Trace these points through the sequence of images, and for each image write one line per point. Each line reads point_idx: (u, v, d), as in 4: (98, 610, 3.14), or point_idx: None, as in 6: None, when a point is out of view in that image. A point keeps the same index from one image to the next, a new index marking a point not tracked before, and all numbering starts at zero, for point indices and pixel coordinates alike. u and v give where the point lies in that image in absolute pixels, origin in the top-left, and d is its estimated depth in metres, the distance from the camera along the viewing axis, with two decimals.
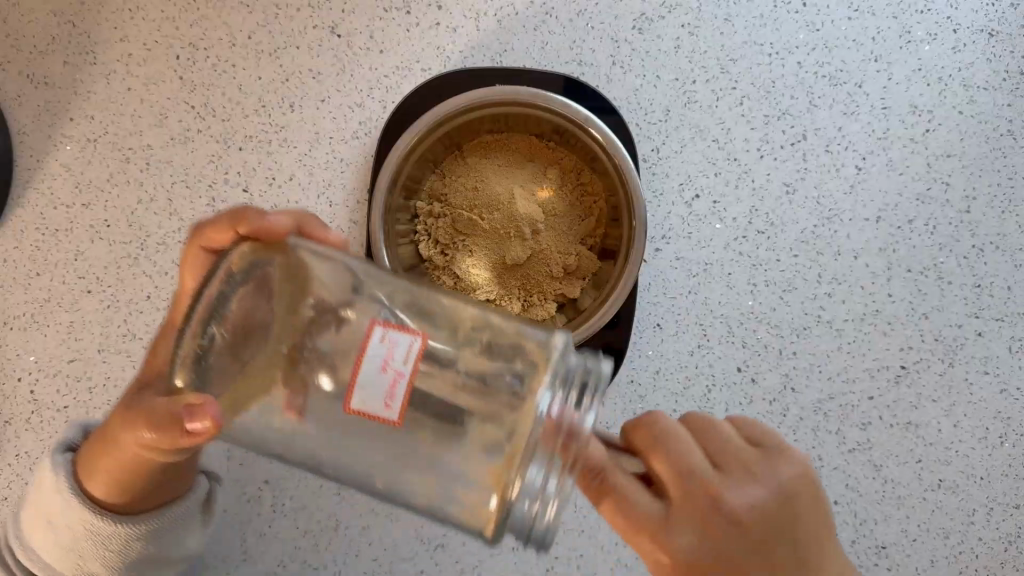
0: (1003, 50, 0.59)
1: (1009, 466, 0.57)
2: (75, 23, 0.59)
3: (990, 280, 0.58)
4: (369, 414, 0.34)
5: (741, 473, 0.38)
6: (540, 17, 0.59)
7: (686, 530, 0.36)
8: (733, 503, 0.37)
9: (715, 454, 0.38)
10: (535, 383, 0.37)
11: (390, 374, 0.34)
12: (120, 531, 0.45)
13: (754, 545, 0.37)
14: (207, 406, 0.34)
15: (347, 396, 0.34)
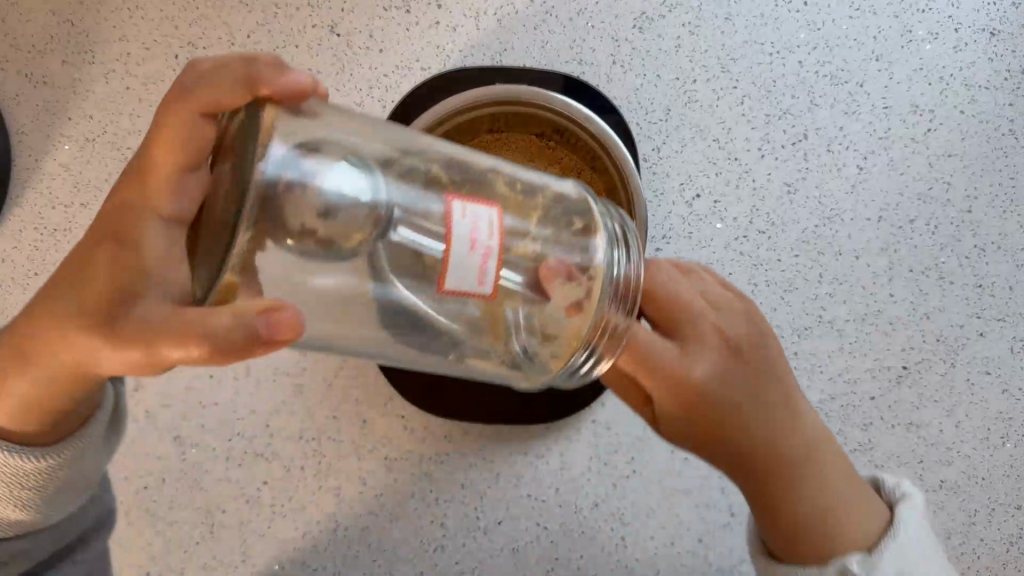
0: (1004, 49, 0.59)
1: (1010, 467, 0.57)
2: (75, 23, 0.59)
3: (991, 280, 0.58)
4: (463, 290, 0.37)
5: (722, 310, 0.46)
6: (540, 16, 0.59)
7: (689, 363, 0.43)
8: (729, 333, 0.45)
9: (708, 298, 0.46)
10: (592, 241, 0.43)
11: (480, 251, 0.36)
12: (37, 464, 0.41)
13: (743, 369, 0.44)
14: (286, 310, 0.30)
15: (442, 277, 0.36)
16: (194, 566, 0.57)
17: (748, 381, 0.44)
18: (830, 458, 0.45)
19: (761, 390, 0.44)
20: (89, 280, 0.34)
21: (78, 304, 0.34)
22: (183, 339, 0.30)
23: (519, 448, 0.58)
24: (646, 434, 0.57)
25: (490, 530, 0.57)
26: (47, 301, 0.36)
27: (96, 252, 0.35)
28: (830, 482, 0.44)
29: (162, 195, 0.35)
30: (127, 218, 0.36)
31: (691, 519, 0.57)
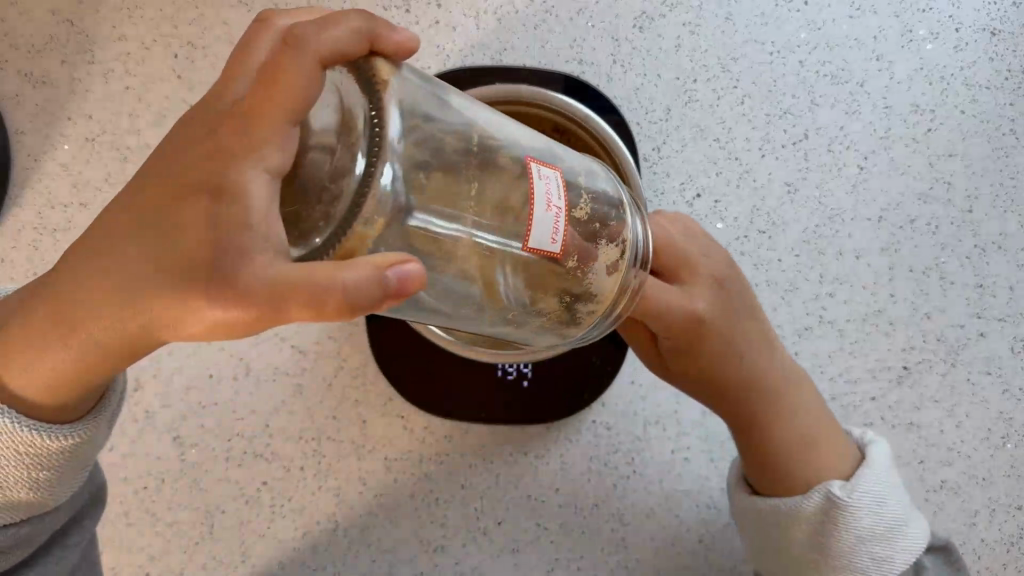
0: (1005, 49, 0.59)
1: (1011, 467, 0.57)
2: (75, 23, 0.59)
3: (992, 280, 0.58)
4: (538, 250, 0.38)
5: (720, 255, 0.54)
6: (540, 16, 0.59)
7: (693, 307, 0.52)
8: (726, 272, 0.54)
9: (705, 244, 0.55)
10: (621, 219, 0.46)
11: (554, 211, 0.37)
12: (76, 439, 0.42)
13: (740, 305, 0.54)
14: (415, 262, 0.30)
15: (527, 235, 0.36)
16: (194, 566, 0.57)
17: (739, 318, 0.54)
18: (810, 394, 0.54)
19: (751, 323, 0.54)
20: (179, 227, 0.30)
21: (165, 254, 0.30)
22: (313, 296, 0.27)
23: (520, 448, 0.58)
24: (646, 434, 0.57)
25: (491, 530, 0.57)
26: (124, 251, 0.31)
27: (178, 193, 0.30)
28: (810, 413, 0.53)
29: (254, 138, 0.29)
30: (200, 158, 0.30)
31: (692, 520, 0.57)
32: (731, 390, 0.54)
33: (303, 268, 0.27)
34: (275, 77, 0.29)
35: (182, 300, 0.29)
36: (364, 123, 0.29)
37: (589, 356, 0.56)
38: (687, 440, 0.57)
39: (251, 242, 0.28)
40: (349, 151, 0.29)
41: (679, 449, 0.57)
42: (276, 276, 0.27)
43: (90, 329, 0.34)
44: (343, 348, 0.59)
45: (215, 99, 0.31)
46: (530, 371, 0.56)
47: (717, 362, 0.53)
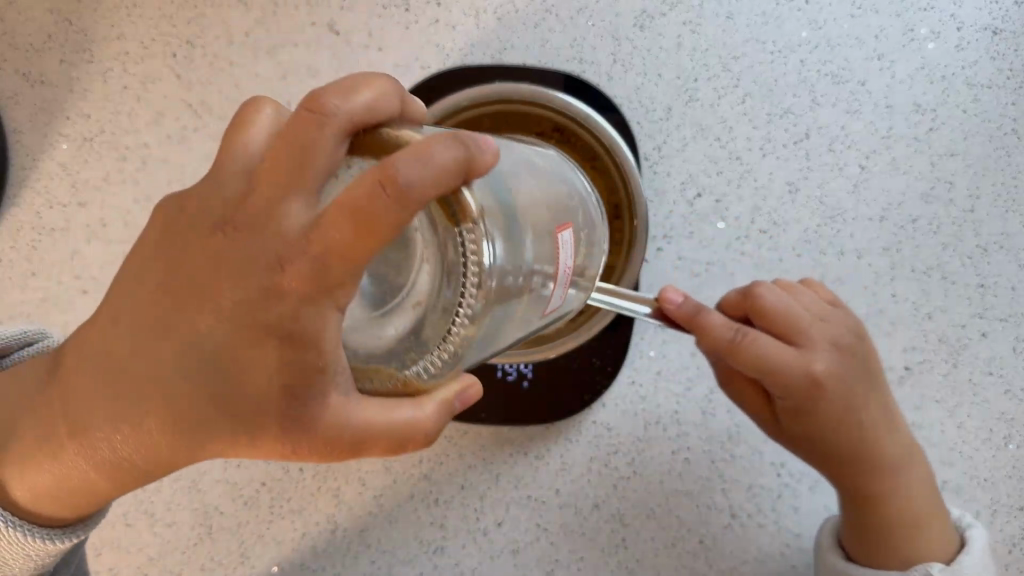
0: (1007, 48, 0.58)
1: (1014, 468, 0.56)
2: (71, 21, 0.59)
3: (994, 280, 0.58)
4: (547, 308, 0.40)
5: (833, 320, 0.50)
6: (540, 15, 0.59)
7: (814, 371, 0.48)
8: (847, 341, 0.50)
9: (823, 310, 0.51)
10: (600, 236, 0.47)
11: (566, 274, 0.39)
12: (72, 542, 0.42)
13: (860, 371, 0.50)
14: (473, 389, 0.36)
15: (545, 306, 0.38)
16: (193, 568, 0.57)
17: (859, 380, 0.49)
18: (917, 469, 0.50)
19: (868, 383, 0.50)
20: (243, 367, 0.31)
21: (226, 385, 0.32)
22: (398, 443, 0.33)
23: (519, 449, 0.57)
24: (647, 435, 0.57)
25: (491, 531, 0.57)
26: (171, 377, 0.32)
27: (238, 330, 0.31)
28: (915, 492, 0.50)
29: (331, 282, 0.29)
30: (263, 293, 0.30)
31: (692, 520, 0.57)
32: (843, 461, 0.50)
33: (389, 409, 0.33)
34: (366, 228, 0.27)
35: (253, 430, 0.32)
36: (441, 245, 0.30)
37: (589, 356, 0.56)
38: (687, 441, 0.57)
39: (333, 385, 0.32)
40: (426, 268, 0.31)
41: (680, 450, 0.57)
42: (364, 421, 0.32)
43: (121, 454, 0.35)
44: None
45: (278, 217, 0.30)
46: (531, 372, 0.56)
47: (832, 432, 0.49)
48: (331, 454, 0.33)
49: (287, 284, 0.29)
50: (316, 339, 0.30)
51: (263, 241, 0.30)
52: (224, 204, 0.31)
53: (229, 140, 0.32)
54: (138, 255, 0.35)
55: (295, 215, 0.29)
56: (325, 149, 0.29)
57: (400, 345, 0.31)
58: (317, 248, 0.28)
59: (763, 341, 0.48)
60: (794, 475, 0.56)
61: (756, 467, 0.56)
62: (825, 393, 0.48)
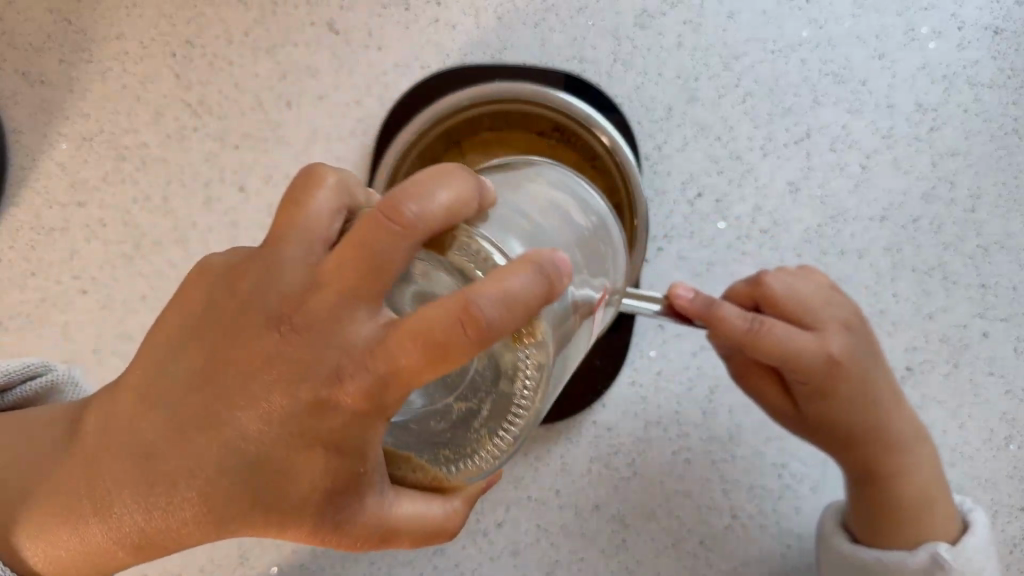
0: (1008, 47, 0.58)
1: (1015, 468, 0.56)
2: (71, 20, 0.58)
3: (995, 281, 0.57)
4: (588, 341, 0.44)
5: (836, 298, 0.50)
6: (540, 14, 0.59)
7: (832, 352, 0.47)
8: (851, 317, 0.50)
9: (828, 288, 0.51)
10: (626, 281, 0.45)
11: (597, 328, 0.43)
12: None
13: (868, 353, 0.49)
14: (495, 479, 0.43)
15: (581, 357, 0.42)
16: (193, 569, 0.57)
17: (866, 359, 0.49)
18: (923, 447, 0.50)
19: (875, 362, 0.50)
20: (291, 467, 0.33)
21: (270, 479, 0.33)
22: (426, 538, 0.37)
23: (519, 450, 0.57)
24: (648, 435, 0.57)
25: (490, 532, 0.57)
26: (212, 471, 0.33)
27: (292, 432, 0.32)
28: (923, 472, 0.50)
29: (393, 399, 0.31)
30: (321, 400, 0.31)
31: (693, 521, 0.56)
32: (858, 442, 0.49)
33: (425, 508, 0.37)
34: (438, 357, 0.28)
35: (292, 521, 0.34)
36: (502, 368, 0.33)
37: (590, 357, 0.56)
38: (688, 441, 0.57)
39: (376, 486, 0.35)
40: (482, 372, 0.34)
41: (680, 450, 0.57)
42: (401, 520, 0.36)
43: (146, 531, 0.35)
44: None
45: (344, 328, 0.31)
46: None
47: (847, 412, 0.49)
48: (364, 543, 0.36)
49: (347, 396, 0.31)
50: (365, 446, 0.33)
51: (322, 349, 0.31)
52: (280, 297, 0.32)
53: (294, 216, 0.32)
54: (176, 334, 0.35)
55: (361, 327, 0.31)
56: (401, 261, 0.30)
57: (442, 448, 0.35)
58: (379, 369, 0.30)
59: (781, 331, 0.47)
60: (795, 476, 0.56)
61: (757, 468, 0.56)
62: (842, 373, 0.48)
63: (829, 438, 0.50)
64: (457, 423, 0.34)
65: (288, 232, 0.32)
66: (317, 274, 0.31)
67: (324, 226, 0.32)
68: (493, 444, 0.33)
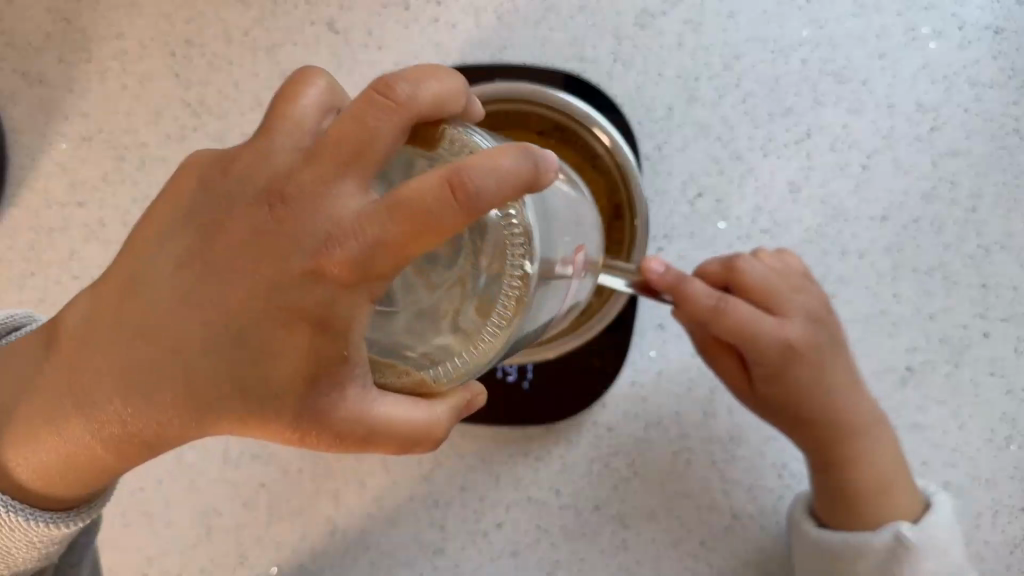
0: (1010, 46, 0.58)
1: (1016, 468, 0.56)
2: (71, 20, 0.58)
3: (996, 280, 0.57)
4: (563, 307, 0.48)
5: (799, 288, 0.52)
6: (541, 13, 0.58)
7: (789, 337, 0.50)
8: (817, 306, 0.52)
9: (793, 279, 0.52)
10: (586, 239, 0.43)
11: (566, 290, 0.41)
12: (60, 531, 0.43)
13: (832, 340, 0.51)
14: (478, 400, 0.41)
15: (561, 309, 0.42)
16: (192, 569, 0.57)
17: (830, 346, 0.51)
18: (890, 433, 0.52)
19: (840, 349, 0.52)
20: (273, 347, 0.34)
21: (252, 359, 0.34)
22: (408, 444, 0.36)
23: (518, 450, 0.57)
24: (647, 436, 0.57)
25: (490, 532, 0.57)
26: (196, 350, 0.34)
27: (275, 308, 0.33)
28: (885, 454, 0.51)
29: (375, 273, 0.32)
30: (307, 276, 0.32)
31: (693, 522, 0.56)
32: (822, 425, 0.51)
33: (408, 410, 0.36)
34: (424, 227, 0.30)
35: (271, 408, 0.35)
36: (493, 264, 0.34)
37: (589, 356, 0.55)
38: (688, 442, 0.57)
39: (356, 377, 0.35)
40: (475, 279, 0.34)
41: (680, 450, 0.57)
42: (382, 414, 0.35)
43: (131, 421, 0.37)
44: None
45: (332, 202, 0.32)
46: (531, 372, 0.56)
47: (808, 395, 0.51)
48: (344, 442, 0.36)
49: (333, 267, 0.32)
50: (347, 327, 0.33)
51: (309, 227, 0.32)
52: (270, 178, 0.34)
53: (285, 109, 0.34)
54: (170, 225, 0.36)
55: (348, 200, 0.32)
56: (388, 136, 0.32)
57: (425, 352, 0.35)
58: (368, 239, 0.31)
59: (742, 308, 0.49)
60: (795, 477, 0.56)
61: (758, 469, 0.56)
62: (798, 357, 0.50)
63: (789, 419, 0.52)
64: (441, 324, 0.34)
65: (278, 120, 0.34)
66: (305, 156, 0.33)
67: (311, 120, 0.34)
68: (480, 340, 0.34)
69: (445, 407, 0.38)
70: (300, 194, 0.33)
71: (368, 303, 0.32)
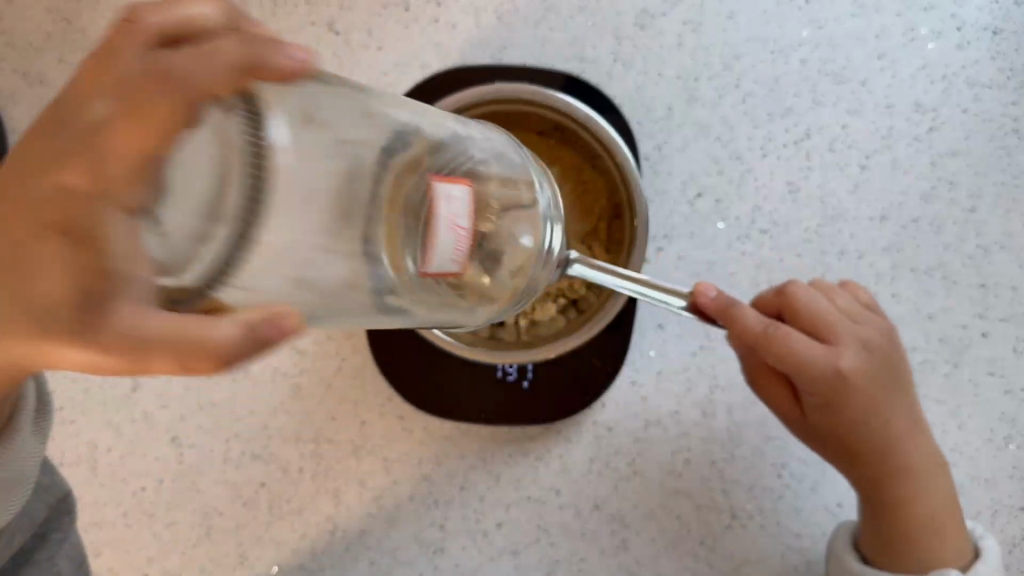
0: (1009, 47, 0.58)
1: (1015, 468, 0.57)
2: (71, 20, 0.58)
3: (996, 280, 0.57)
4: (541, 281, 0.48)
5: (858, 320, 0.50)
6: (541, 13, 0.58)
7: (847, 370, 0.47)
8: (879, 338, 0.49)
9: (849, 311, 0.50)
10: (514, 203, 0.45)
11: (456, 231, 0.38)
12: None
13: (888, 374, 0.49)
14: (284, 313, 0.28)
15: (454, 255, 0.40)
16: (192, 568, 0.57)
17: (886, 380, 0.49)
18: (939, 470, 0.50)
19: (896, 382, 0.49)
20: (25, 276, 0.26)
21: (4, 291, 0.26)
22: (183, 356, 0.26)
23: (519, 450, 0.57)
24: (647, 435, 0.57)
25: (490, 532, 0.57)
26: None
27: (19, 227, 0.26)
28: (937, 494, 0.50)
29: (115, 173, 0.26)
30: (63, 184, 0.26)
31: (693, 522, 0.57)
32: (873, 461, 0.49)
33: (184, 320, 0.27)
34: (132, 115, 0.26)
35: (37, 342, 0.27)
36: (243, 152, 0.29)
37: (590, 356, 0.55)
38: (688, 441, 0.57)
39: (124, 289, 0.26)
40: (234, 187, 0.28)
41: (680, 450, 0.57)
42: (149, 327, 0.26)
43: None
44: (341, 348, 0.58)
45: (76, 113, 0.27)
46: (531, 371, 0.55)
47: (862, 431, 0.49)
48: (117, 366, 0.27)
49: (72, 177, 0.26)
50: (94, 226, 0.26)
51: (65, 138, 0.27)
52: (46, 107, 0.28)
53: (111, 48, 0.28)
54: None
55: (95, 110, 0.27)
56: (135, 52, 0.27)
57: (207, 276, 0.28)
58: (98, 144, 0.26)
59: (795, 338, 0.47)
60: (795, 476, 0.56)
61: (758, 469, 0.56)
62: (854, 391, 0.48)
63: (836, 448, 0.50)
64: (203, 239, 0.27)
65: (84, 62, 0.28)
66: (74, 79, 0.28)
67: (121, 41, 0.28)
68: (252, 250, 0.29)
69: (235, 321, 0.27)
70: (59, 113, 0.27)
71: (121, 210, 0.26)
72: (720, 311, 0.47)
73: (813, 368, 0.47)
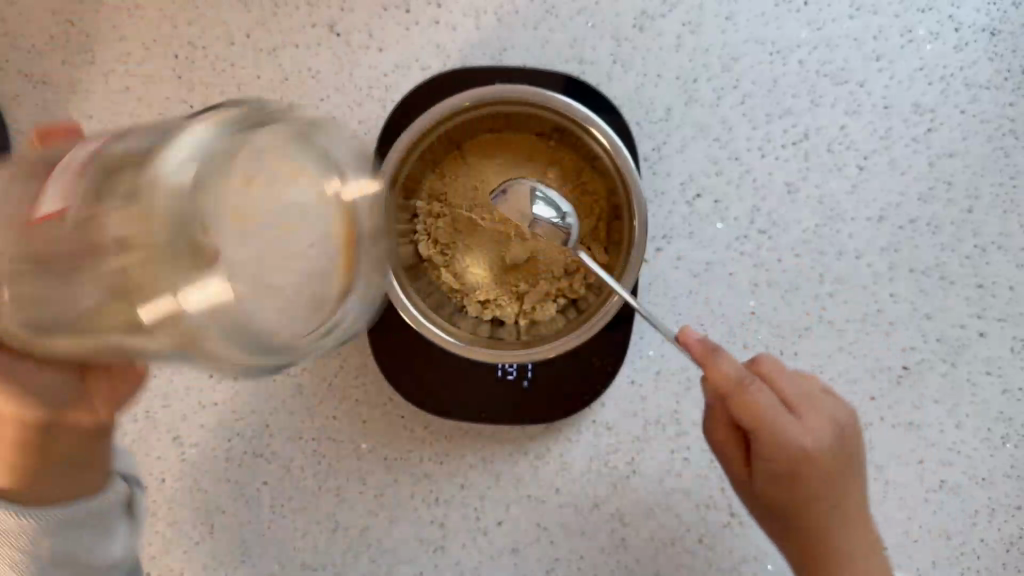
0: (1006, 48, 0.58)
1: (1011, 467, 0.57)
2: (74, 22, 0.59)
3: (992, 281, 0.58)
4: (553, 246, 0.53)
5: (830, 405, 0.49)
6: (541, 15, 0.59)
7: (812, 445, 0.47)
8: (845, 426, 0.49)
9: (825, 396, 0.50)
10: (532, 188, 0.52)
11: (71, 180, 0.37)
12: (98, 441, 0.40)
13: (847, 460, 0.48)
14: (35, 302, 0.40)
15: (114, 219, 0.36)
16: (195, 567, 0.57)
17: (846, 466, 0.48)
18: (881, 565, 0.49)
19: (855, 472, 0.49)
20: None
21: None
22: None
23: (519, 449, 0.58)
24: (646, 435, 0.57)
25: (491, 530, 0.57)
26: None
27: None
28: None
29: None
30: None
31: (692, 520, 0.57)
32: (814, 538, 0.48)
33: None
34: None
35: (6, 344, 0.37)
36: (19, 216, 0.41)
37: (590, 356, 0.55)
38: (687, 440, 0.57)
39: None
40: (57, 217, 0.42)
41: (679, 449, 0.57)
42: None
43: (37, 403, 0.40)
44: (342, 348, 0.58)
45: None
46: (531, 370, 0.55)
47: (812, 507, 0.48)
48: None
49: None
50: None
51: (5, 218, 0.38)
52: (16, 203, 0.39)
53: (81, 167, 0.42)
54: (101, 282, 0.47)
55: None
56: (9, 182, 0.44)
57: None
58: None
59: (763, 403, 0.46)
60: None
61: None
62: (815, 469, 0.47)
63: (769, 516, 0.49)
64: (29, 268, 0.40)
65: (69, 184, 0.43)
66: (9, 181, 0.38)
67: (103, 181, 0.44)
68: None
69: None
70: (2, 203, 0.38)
71: None
72: (704, 349, 0.47)
73: (778, 437, 0.46)
